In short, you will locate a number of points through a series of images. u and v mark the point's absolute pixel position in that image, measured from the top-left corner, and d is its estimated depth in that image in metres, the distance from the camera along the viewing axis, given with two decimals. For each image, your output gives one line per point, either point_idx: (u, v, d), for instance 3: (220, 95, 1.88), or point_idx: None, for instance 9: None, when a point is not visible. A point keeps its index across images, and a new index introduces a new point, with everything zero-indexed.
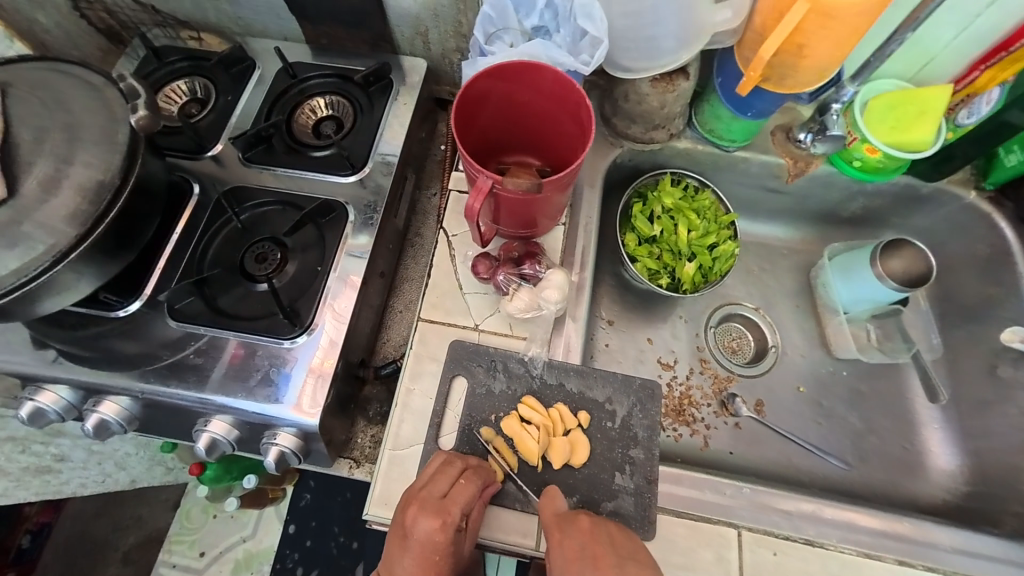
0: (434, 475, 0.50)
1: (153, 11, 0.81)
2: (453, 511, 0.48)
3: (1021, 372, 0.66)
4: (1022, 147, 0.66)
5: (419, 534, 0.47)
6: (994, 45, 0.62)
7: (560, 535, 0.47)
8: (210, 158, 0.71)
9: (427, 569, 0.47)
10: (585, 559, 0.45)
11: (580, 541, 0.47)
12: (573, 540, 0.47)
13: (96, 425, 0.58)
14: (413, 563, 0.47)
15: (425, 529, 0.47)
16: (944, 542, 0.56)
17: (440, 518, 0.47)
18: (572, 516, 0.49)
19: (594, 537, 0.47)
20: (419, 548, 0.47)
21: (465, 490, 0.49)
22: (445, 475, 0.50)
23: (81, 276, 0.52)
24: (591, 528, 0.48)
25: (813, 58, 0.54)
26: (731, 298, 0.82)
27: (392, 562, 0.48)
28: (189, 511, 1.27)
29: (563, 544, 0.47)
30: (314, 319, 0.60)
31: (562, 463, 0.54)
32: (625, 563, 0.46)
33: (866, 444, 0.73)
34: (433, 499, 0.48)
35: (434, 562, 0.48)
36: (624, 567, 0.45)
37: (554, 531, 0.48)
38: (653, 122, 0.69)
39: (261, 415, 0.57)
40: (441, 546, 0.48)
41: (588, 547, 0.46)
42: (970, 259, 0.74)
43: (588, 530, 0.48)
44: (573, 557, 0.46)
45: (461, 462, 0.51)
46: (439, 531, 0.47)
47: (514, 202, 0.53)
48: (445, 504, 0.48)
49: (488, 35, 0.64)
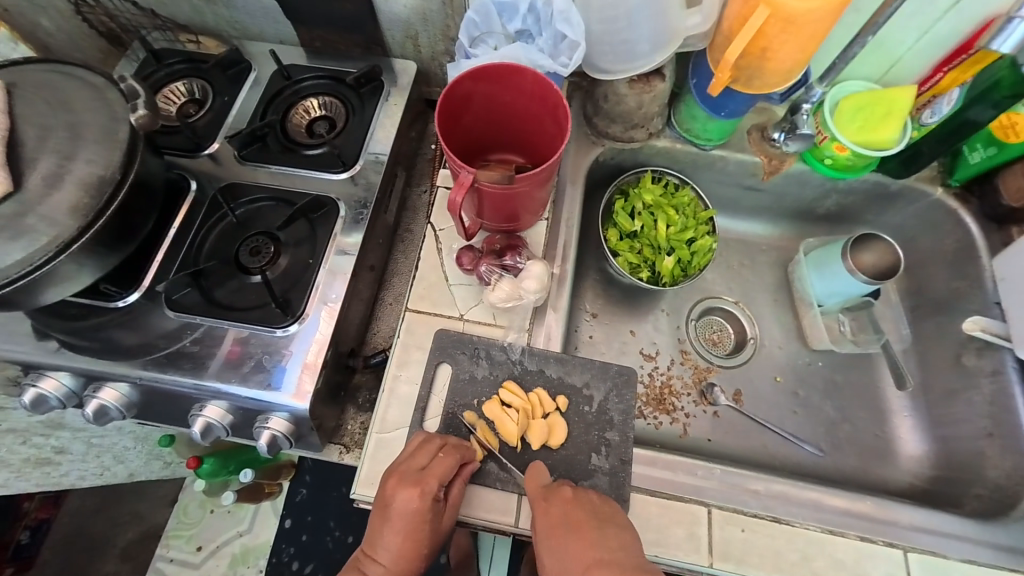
0: (414, 450, 0.53)
1: (153, 16, 0.84)
2: (431, 481, 0.50)
3: (983, 360, 0.69)
4: (984, 145, 0.69)
5: (397, 505, 0.51)
6: (954, 48, 0.65)
7: (544, 506, 0.51)
8: (207, 156, 0.73)
9: (407, 537, 0.51)
10: (567, 527, 0.49)
11: (563, 509, 0.50)
12: (556, 510, 0.50)
13: (96, 411, 0.61)
14: (393, 532, 0.51)
15: (403, 498, 0.51)
16: (905, 520, 0.59)
17: (418, 488, 0.50)
18: (556, 488, 0.53)
19: (576, 504, 0.51)
20: (398, 518, 0.51)
21: (445, 464, 0.52)
22: (424, 450, 0.53)
23: (82, 266, 0.55)
24: (573, 497, 0.51)
25: (776, 61, 0.57)
26: (712, 292, 0.85)
27: (375, 534, 0.52)
28: (186, 506, 1.30)
29: (546, 514, 0.50)
30: (305, 310, 0.63)
31: (541, 444, 0.57)
32: (604, 526, 0.49)
33: (840, 432, 0.75)
34: (411, 471, 0.51)
35: (412, 530, 0.51)
36: (603, 530, 0.49)
37: (538, 503, 0.52)
38: (632, 122, 0.71)
39: (254, 400, 0.59)
40: (420, 515, 0.51)
41: (570, 514, 0.50)
42: (938, 253, 0.77)
43: (569, 499, 0.51)
44: (555, 525, 0.49)
45: (440, 440, 0.54)
46: (417, 499, 0.50)
47: (495, 196, 0.56)
48: (423, 475, 0.50)
49: (473, 39, 0.67)
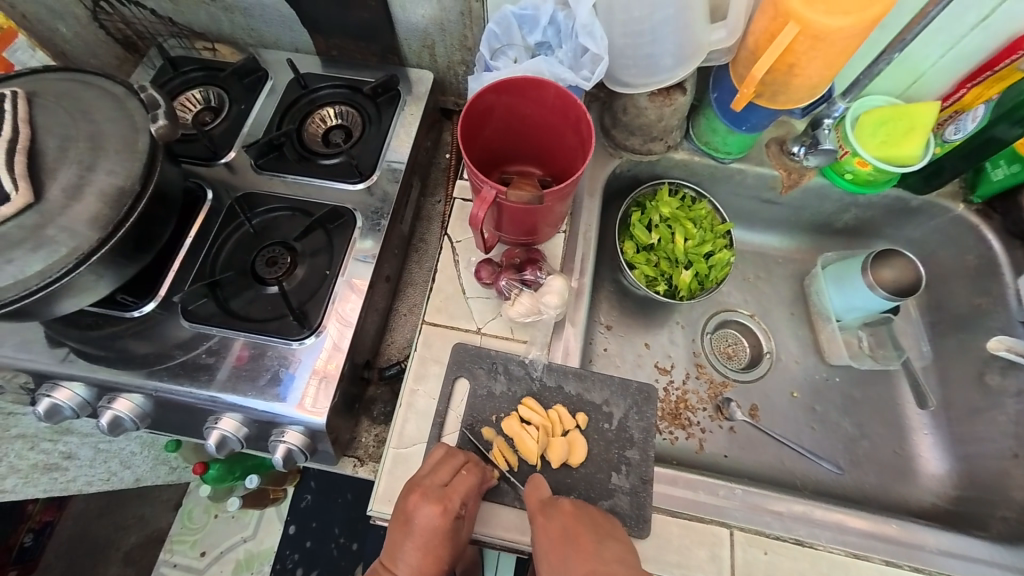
0: (436, 464, 0.52)
1: (169, 23, 0.84)
2: (453, 498, 0.50)
3: (1007, 379, 0.68)
4: (1008, 162, 0.68)
5: (419, 521, 0.50)
6: (979, 65, 0.64)
7: (542, 520, 0.50)
8: (223, 164, 0.73)
9: (428, 552, 0.50)
10: (567, 541, 0.48)
11: (561, 523, 0.49)
12: (554, 524, 0.50)
13: (110, 421, 0.60)
14: (414, 548, 0.50)
15: (426, 515, 0.50)
16: (930, 544, 0.58)
17: (441, 505, 0.49)
18: (554, 501, 0.52)
19: (576, 518, 0.50)
20: (419, 534, 0.50)
21: (467, 480, 0.52)
22: (445, 467, 0.52)
23: (100, 277, 0.54)
24: (572, 510, 0.51)
25: (803, 77, 0.56)
26: (727, 305, 0.84)
27: (394, 549, 0.51)
28: (190, 510, 1.29)
29: (546, 530, 0.49)
30: (322, 322, 0.62)
31: (560, 462, 0.56)
32: (602, 539, 0.49)
33: (858, 449, 0.74)
34: (434, 488, 0.50)
35: (434, 546, 0.50)
36: (602, 543, 0.49)
37: (538, 517, 0.51)
38: (651, 135, 0.71)
39: (270, 413, 0.59)
40: (442, 530, 0.50)
41: (570, 528, 0.49)
42: (959, 269, 0.76)
43: (567, 513, 0.50)
44: (555, 541, 0.49)
45: (462, 456, 0.54)
46: (439, 516, 0.50)
47: (517, 211, 0.56)
48: (446, 491, 0.50)
49: (493, 51, 0.67)
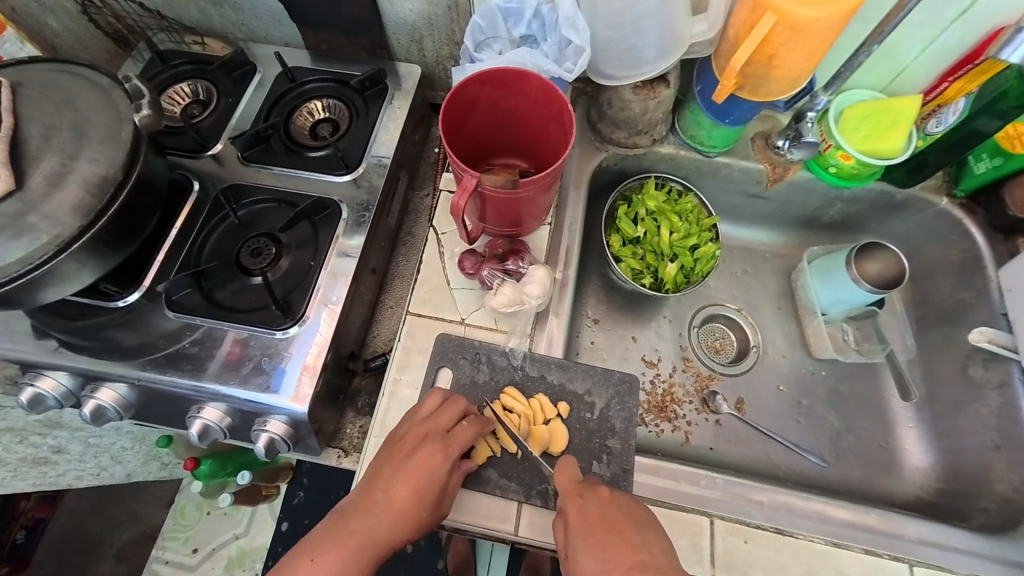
0: (439, 409, 0.54)
1: (159, 17, 0.84)
2: (454, 444, 0.52)
3: (990, 372, 0.68)
4: (990, 155, 0.69)
5: (416, 459, 0.50)
6: (960, 58, 0.65)
7: (579, 501, 0.50)
8: (210, 157, 0.73)
9: (415, 493, 0.50)
10: (607, 526, 0.48)
11: (600, 508, 0.49)
12: (593, 508, 0.49)
13: (93, 411, 0.60)
14: (404, 484, 0.50)
15: (425, 454, 0.51)
16: (910, 533, 0.59)
17: (444, 447, 0.51)
18: (591, 485, 0.52)
19: (614, 506, 0.50)
20: (413, 471, 0.50)
21: (468, 431, 0.53)
22: (448, 411, 0.54)
23: (83, 266, 0.54)
24: (610, 497, 0.50)
25: (783, 68, 0.57)
26: (715, 300, 0.84)
27: (380, 485, 0.51)
28: (183, 507, 1.27)
29: (583, 512, 0.49)
30: (306, 312, 0.63)
31: (541, 449, 0.57)
32: (644, 530, 0.48)
33: (844, 443, 0.75)
34: (437, 431, 0.52)
35: (422, 489, 0.50)
36: (644, 534, 0.48)
37: (575, 497, 0.50)
38: (636, 128, 0.71)
39: (253, 403, 0.59)
40: (434, 474, 0.51)
41: (609, 515, 0.49)
42: (944, 263, 0.76)
43: (605, 499, 0.50)
44: (593, 524, 0.48)
45: (466, 404, 0.55)
46: (439, 457, 0.51)
47: (498, 201, 0.56)
48: (450, 435, 0.52)
49: (478, 43, 0.67)
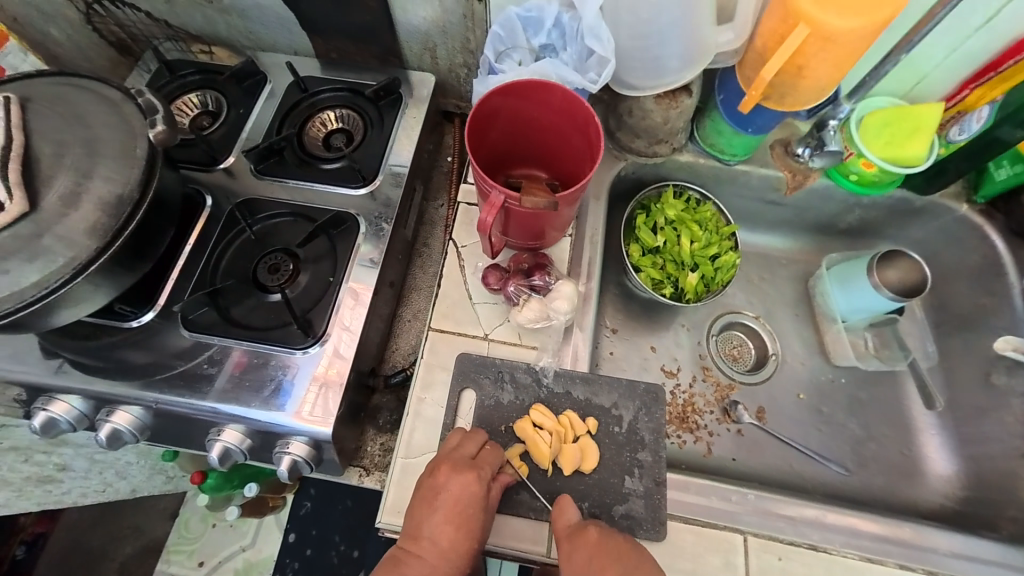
0: (462, 440, 0.53)
1: (165, 25, 0.82)
2: (484, 467, 0.51)
3: (1014, 379, 0.68)
4: (1011, 162, 0.69)
5: (451, 492, 0.49)
6: (982, 66, 0.64)
7: (569, 545, 0.49)
8: (222, 170, 0.72)
9: (460, 524, 0.49)
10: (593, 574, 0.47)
11: (586, 556, 0.48)
12: (580, 555, 0.48)
13: (108, 434, 0.59)
14: (447, 517, 0.49)
15: (460, 484, 0.49)
16: (942, 546, 0.58)
17: (475, 471, 0.50)
18: (581, 528, 0.50)
19: (601, 550, 0.48)
20: (452, 504, 0.49)
21: (494, 453, 0.53)
22: (471, 440, 0.53)
23: (98, 287, 0.53)
24: (598, 541, 0.48)
25: (810, 79, 0.56)
26: (732, 307, 0.84)
27: (423, 526, 0.50)
28: (187, 519, 1.25)
29: (572, 558, 0.48)
30: (326, 330, 0.61)
31: (572, 468, 0.55)
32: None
33: (866, 450, 0.74)
34: (463, 459, 0.51)
35: (464, 518, 0.50)
36: None
37: (562, 544, 0.49)
38: (656, 137, 0.70)
39: (273, 425, 0.57)
40: (473, 501, 0.50)
41: (594, 563, 0.47)
42: (964, 269, 0.76)
43: (594, 542, 0.48)
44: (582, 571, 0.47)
45: (485, 434, 0.55)
46: (475, 483, 0.50)
47: (524, 215, 0.55)
48: (480, 462, 0.52)
49: (497, 54, 0.66)
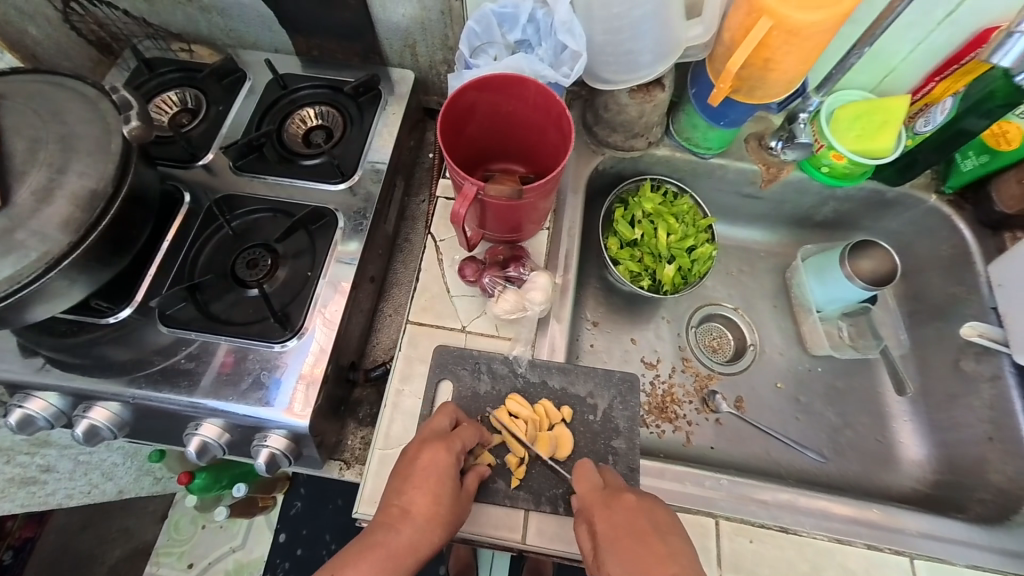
0: (435, 414, 0.54)
1: (145, 24, 0.82)
2: (456, 440, 0.52)
3: (982, 365, 0.70)
4: (977, 153, 0.70)
5: (420, 461, 0.50)
6: (946, 59, 0.66)
7: (606, 510, 0.49)
8: (202, 167, 0.72)
9: (429, 494, 0.49)
10: (633, 533, 0.47)
11: (625, 516, 0.48)
12: (619, 517, 0.48)
13: (86, 431, 0.59)
14: (416, 486, 0.49)
15: (429, 455, 0.50)
16: (911, 527, 0.60)
17: (446, 442, 0.51)
18: (614, 492, 0.51)
19: (639, 512, 0.49)
20: (421, 473, 0.50)
21: (469, 430, 0.54)
22: (443, 413, 0.54)
23: (74, 283, 0.53)
24: (635, 504, 0.49)
25: (778, 72, 0.57)
26: (712, 299, 0.85)
27: (394, 494, 0.50)
28: (178, 521, 1.26)
29: (609, 521, 0.48)
30: (305, 324, 0.62)
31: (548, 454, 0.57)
32: (670, 539, 0.47)
33: (842, 438, 0.76)
34: (436, 432, 0.52)
35: (434, 486, 0.50)
36: (670, 541, 0.47)
37: (597, 508, 0.49)
38: (632, 131, 0.71)
39: (252, 418, 0.58)
40: (444, 472, 0.50)
41: (634, 524, 0.48)
42: (934, 259, 0.78)
43: (631, 509, 0.49)
44: (623, 536, 0.47)
45: (455, 407, 0.56)
46: (444, 454, 0.50)
47: (498, 207, 0.55)
48: (453, 434, 0.52)
49: (473, 49, 0.67)
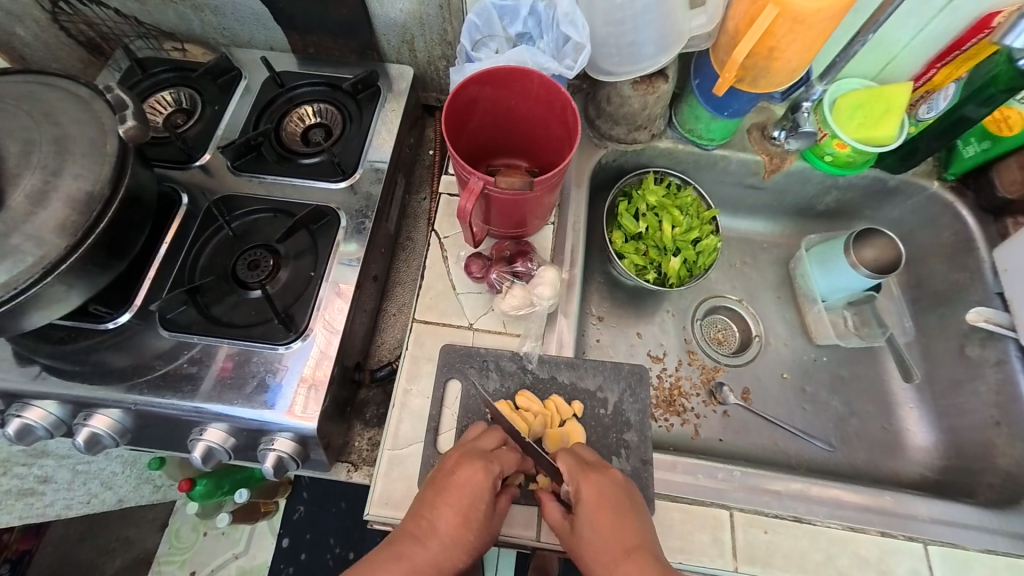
0: (480, 434, 0.54)
1: (136, 23, 0.80)
2: (497, 463, 0.51)
3: (987, 350, 0.70)
4: (978, 139, 0.71)
5: (458, 478, 0.49)
6: (948, 44, 0.66)
7: (591, 479, 0.50)
8: (199, 168, 0.71)
9: (461, 513, 0.48)
10: (610, 507, 0.49)
11: (607, 491, 0.50)
12: (601, 490, 0.50)
13: (86, 439, 0.57)
14: (448, 503, 0.48)
15: (468, 473, 0.49)
16: (922, 513, 0.60)
17: (486, 463, 0.50)
18: (600, 467, 0.52)
19: (620, 490, 0.50)
20: (456, 491, 0.49)
21: (512, 457, 0.53)
22: (488, 432, 0.54)
23: (71, 287, 0.51)
24: (618, 482, 0.51)
25: (782, 60, 0.57)
26: (716, 292, 0.85)
27: (424, 507, 0.49)
28: (178, 529, 1.23)
29: (594, 491, 0.49)
30: (309, 325, 0.61)
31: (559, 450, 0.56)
32: (639, 516, 0.49)
33: (848, 427, 0.76)
34: (477, 450, 0.52)
35: (467, 506, 0.48)
36: (639, 518, 0.49)
37: (580, 476, 0.50)
38: (635, 124, 0.71)
39: (257, 421, 0.57)
40: (479, 494, 0.49)
41: (616, 500, 0.49)
42: (936, 246, 0.78)
43: (613, 482, 0.51)
44: (604, 505, 0.49)
45: (505, 432, 0.55)
46: (482, 475, 0.49)
47: (504, 202, 0.55)
48: (494, 454, 0.52)
49: (474, 42, 0.66)
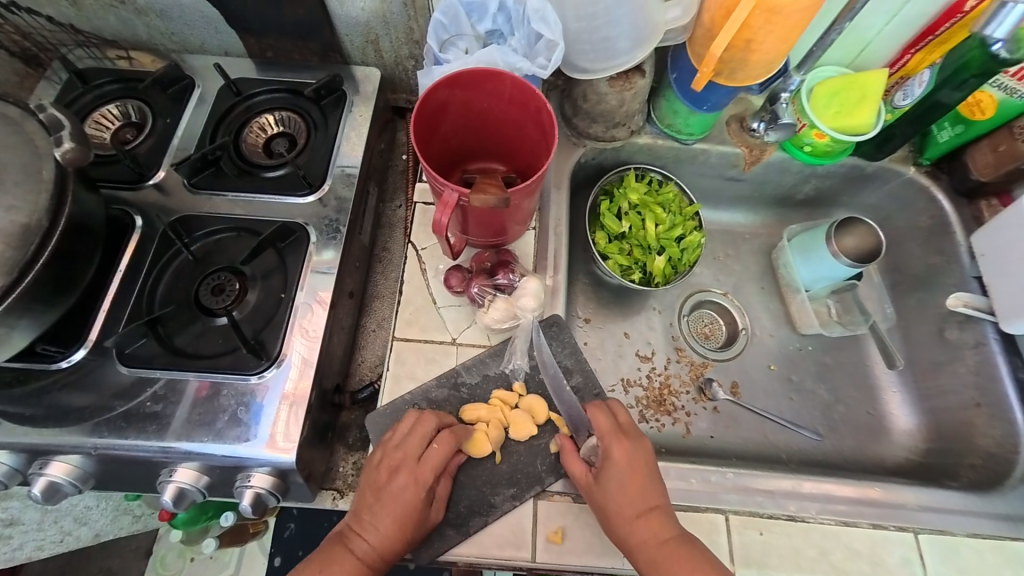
0: (410, 434, 0.52)
1: (74, 31, 0.74)
2: (425, 472, 0.50)
3: (965, 333, 0.71)
4: (952, 123, 0.71)
5: (391, 491, 0.50)
6: (922, 29, 0.65)
7: (625, 443, 0.52)
8: (153, 186, 0.66)
9: (397, 521, 0.49)
10: (639, 470, 0.52)
11: (635, 453, 0.52)
12: (631, 452, 0.52)
13: (45, 489, 0.53)
14: (384, 511, 0.50)
15: (399, 484, 0.50)
16: (911, 501, 0.60)
17: (413, 476, 0.50)
18: (629, 430, 0.54)
19: (647, 453, 0.53)
20: (389, 499, 0.50)
21: (440, 454, 0.51)
22: (419, 435, 0.51)
23: (13, 328, 0.47)
24: (644, 447, 0.54)
25: (760, 52, 0.56)
26: (700, 285, 0.84)
27: (365, 511, 0.51)
28: (163, 557, 1.15)
29: (628, 454, 0.52)
30: (282, 351, 0.57)
31: (528, 428, 0.56)
32: (657, 477, 0.53)
33: (835, 414, 0.76)
34: (408, 459, 0.51)
35: (402, 514, 0.49)
36: (656, 479, 0.52)
37: (612, 440, 0.52)
38: (613, 121, 0.69)
39: (232, 458, 0.53)
40: (412, 503, 0.49)
41: (644, 462, 0.52)
42: (913, 229, 0.79)
43: (641, 446, 0.53)
44: (635, 468, 0.52)
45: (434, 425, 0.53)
46: (411, 486, 0.50)
47: (481, 212, 0.52)
48: (420, 461, 0.50)
49: (442, 42, 0.62)
